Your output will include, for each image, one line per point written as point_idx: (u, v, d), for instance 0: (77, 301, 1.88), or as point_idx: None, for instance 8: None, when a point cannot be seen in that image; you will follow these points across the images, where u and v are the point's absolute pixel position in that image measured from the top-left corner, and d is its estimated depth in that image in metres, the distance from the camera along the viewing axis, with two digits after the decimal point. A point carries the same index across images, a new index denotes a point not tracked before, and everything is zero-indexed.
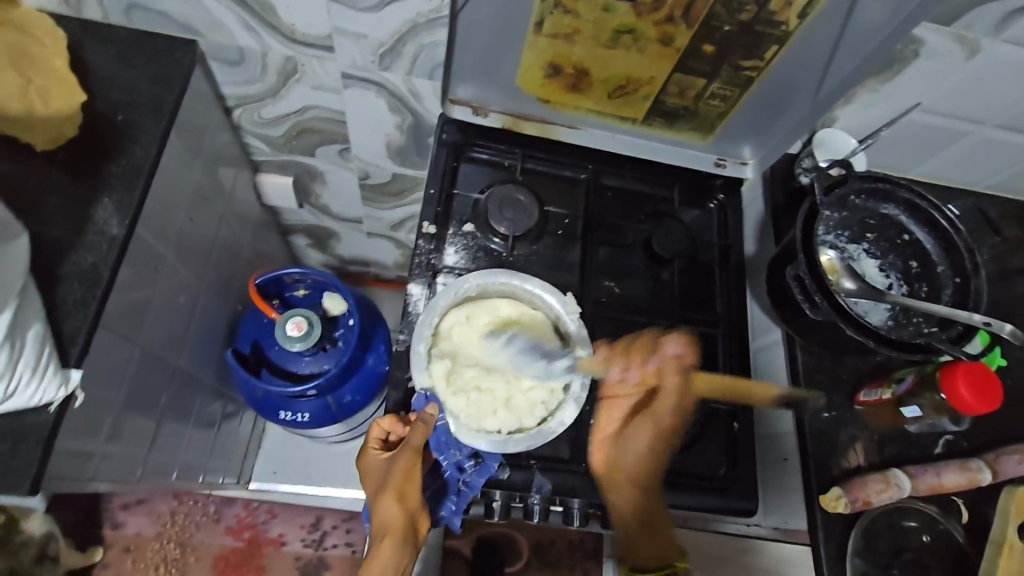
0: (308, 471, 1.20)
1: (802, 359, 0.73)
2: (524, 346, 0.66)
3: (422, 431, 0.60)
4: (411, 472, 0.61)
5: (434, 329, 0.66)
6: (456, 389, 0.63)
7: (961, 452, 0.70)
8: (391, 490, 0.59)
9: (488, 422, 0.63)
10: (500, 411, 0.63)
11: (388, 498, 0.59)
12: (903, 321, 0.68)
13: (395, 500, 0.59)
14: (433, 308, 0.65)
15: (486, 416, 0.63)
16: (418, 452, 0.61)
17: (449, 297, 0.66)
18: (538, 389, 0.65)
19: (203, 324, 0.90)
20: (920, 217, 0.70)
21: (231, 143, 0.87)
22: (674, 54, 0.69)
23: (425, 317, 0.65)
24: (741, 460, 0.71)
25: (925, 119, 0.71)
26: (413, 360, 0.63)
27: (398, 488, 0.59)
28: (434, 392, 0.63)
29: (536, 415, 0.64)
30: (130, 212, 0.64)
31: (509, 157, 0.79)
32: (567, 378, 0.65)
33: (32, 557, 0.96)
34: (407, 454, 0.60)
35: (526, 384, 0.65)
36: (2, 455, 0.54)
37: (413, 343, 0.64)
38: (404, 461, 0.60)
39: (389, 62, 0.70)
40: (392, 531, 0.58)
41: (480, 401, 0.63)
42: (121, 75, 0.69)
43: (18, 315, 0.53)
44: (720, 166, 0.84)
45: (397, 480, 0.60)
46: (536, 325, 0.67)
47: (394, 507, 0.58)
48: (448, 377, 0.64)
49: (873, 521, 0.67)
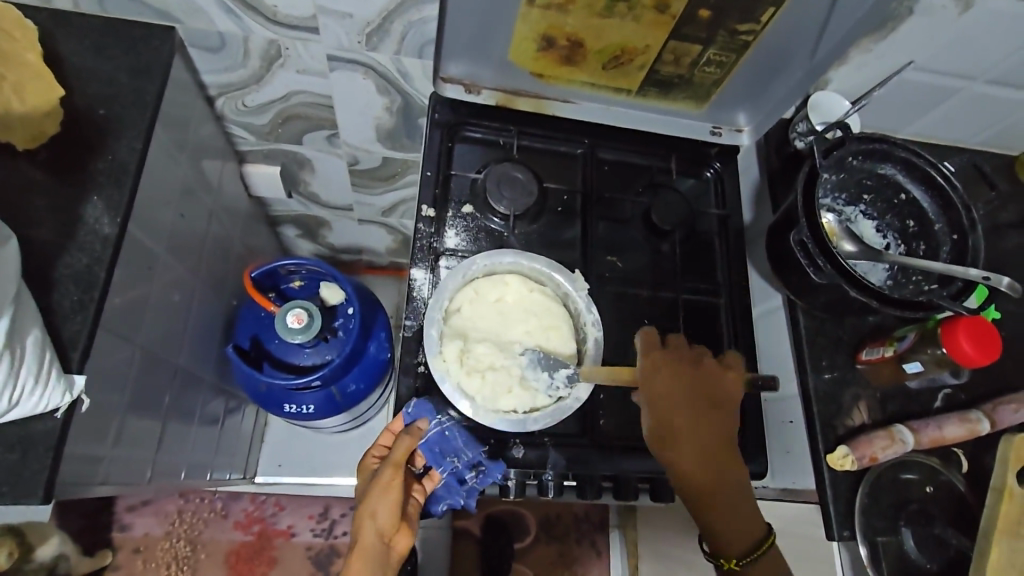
0: (313, 462, 1.19)
1: (804, 323, 0.74)
2: (537, 323, 0.67)
3: (407, 441, 0.59)
4: (390, 488, 0.57)
5: (445, 311, 0.66)
6: (471, 369, 0.63)
7: (960, 404, 0.72)
8: (366, 504, 0.56)
9: (503, 402, 0.63)
10: (515, 391, 0.63)
11: (361, 513, 0.56)
12: (903, 280, 0.68)
13: (368, 517, 0.56)
14: (443, 288, 0.65)
15: (502, 396, 0.63)
16: (399, 465, 0.58)
17: (457, 280, 0.66)
18: (517, 398, 0.63)
19: (200, 321, 0.88)
20: (917, 175, 0.70)
21: (215, 134, 0.84)
22: (670, 22, 0.67)
23: (436, 300, 0.65)
24: (748, 425, 0.73)
25: (922, 78, 0.71)
26: (427, 343, 0.63)
27: (372, 504, 0.56)
28: (448, 374, 0.62)
29: (551, 393, 0.64)
30: (120, 210, 0.62)
31: (504, 135, 0.78)
32: (548, 393, 0.64)
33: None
34: (387, 468, 0.57)
35: (506, 392, 0.63)
36: (12, 464, 0.53)
37: (425, 326, 0.64)
38: (386, 474, 0.57)
39: (376, 42, 0.68)
40: (361, 549, 0.54)
41: (497, 380, 0.63)
42: (98, 67, 0.67)
43: (16, 321, 0.51)
44: (717, 134, 0.84)
45: (374, 494, 0.57)
46: (548, 302, 0.68)
47: (365, 524, 0.55)
48: (461, 356, 0.63)
49: (879, 476, 0.68)
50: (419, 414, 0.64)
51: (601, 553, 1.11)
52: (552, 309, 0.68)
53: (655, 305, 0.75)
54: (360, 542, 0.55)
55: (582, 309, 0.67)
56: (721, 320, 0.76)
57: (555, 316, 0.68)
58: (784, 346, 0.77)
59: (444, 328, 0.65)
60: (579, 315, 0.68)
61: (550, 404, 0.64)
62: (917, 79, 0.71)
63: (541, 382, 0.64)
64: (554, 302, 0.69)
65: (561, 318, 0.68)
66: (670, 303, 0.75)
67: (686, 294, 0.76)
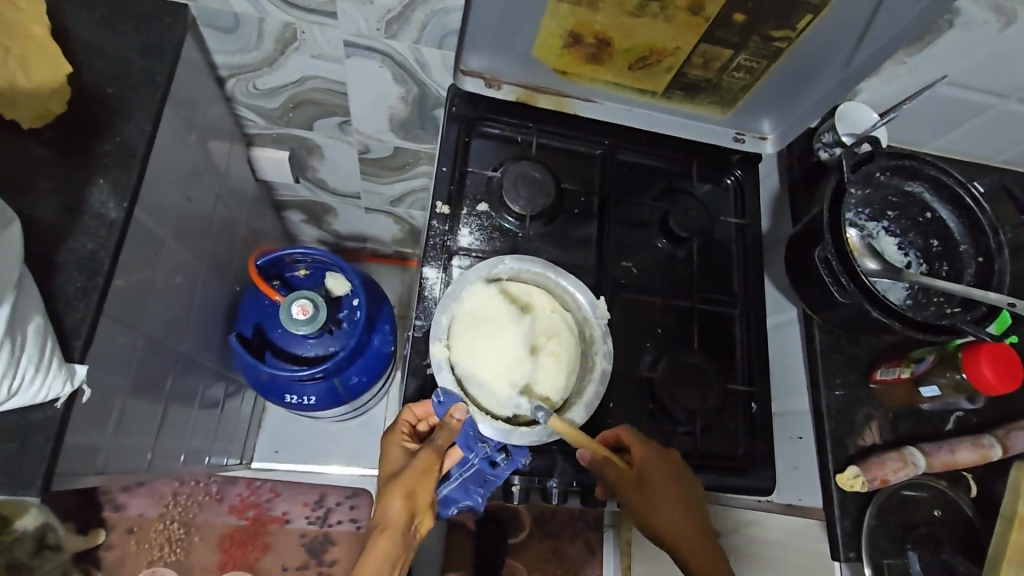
0: (308, 449, 1.22)
1: (819, 338, 0.73)
2: (544, 343, 0.64)
3: (448, 432, 0.59)
4: (428, 473, 0.60)
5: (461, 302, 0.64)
6: (468, 366, 0.62)
7: (972, 427, 0.71)
8: (402, 484, 0.59)
9: (490, 405, 0.62)
10: (503, 399, 0.62)
11: (396, 492, 0.59)
12: (923, 300, 0.67)
13: (403, 496, 0.59)
14: (469, 277, 0.64)
15: (490, 399, 0.62)
16: (439, 454, 0.60)
17: (482, 274, 0.65)
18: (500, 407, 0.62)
19: (203, 306, 0.86)
20: (944, 195, 0.68)
21: (224, 115, 0.82)
22: (702, 24, 0.65)
23: (455, 289, 0.64)
24: (759, 441, 0.71)
25: (955, 94, 0.69)
26: (434, 328, 0.62)
27: (408, 484, 0.59)
28: (445, 363, 0.62)
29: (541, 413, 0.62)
30: (127, 194, 0.60)
31: (522, 132, 0.76)
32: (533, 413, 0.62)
33: (29, 552, 0.94)
34: (429, 454, 0.60)
35: (491, 397, 0.62)
36: (10, 454, 0.51)
37: (437, 311, 0.63)
38: (424, 461, 0.60)
39: (396, 30, 0.65)
40: (393, 526, 0.58)
41: (491, 377, 0.62)
42: (107, 44, 0.64)
43: (17, 308, 0.50)
44: (740, 141, 0.82)
45: (411, 476, 0.60)
46: (565, 327, 0.66)
47: (399, 503, 0.59)
48: (463, 351, 0.63)
49: (887, 497, 0.68)
50: (451, 403, 0.59)
51: (594, 552, 1.09)
52: (570, 335, 0.66)
53: (669, 313, 0.74)
54: (391, 518, 0.58)
55: (598, 336, 0.66)
56: (735, 332, 0.75)
57: (567, 342, 0.65)
58: (797, 360, 0.76)
59: (457, 318, 0.64)
60: (593, 343, 0.66)
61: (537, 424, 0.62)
62: (950, 95, 0.70)
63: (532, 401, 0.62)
64: (574, 329, 0.66)
65: (575, 341, 0.66)
66: (684, 312, 0.74)
67: (701, 303, 0.75)
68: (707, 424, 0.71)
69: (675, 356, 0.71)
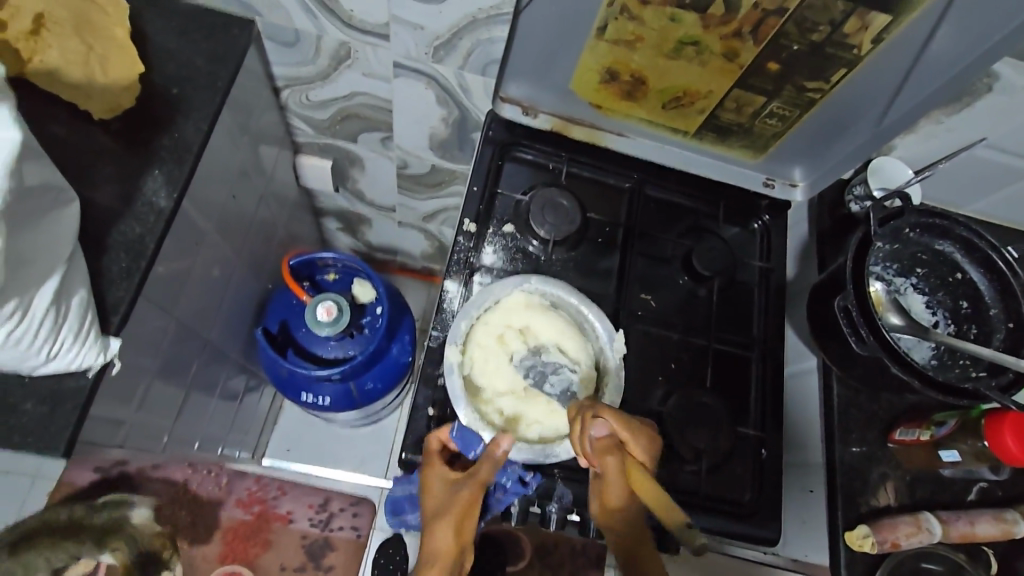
0: (321, 453, 1.25)
1: (838, 390, 0.71)
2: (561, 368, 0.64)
3: (491, 466, 0.59)
4: (473, 506, 0.60)
5: (483, 311, 0.66)
6: (479, 374, 0.64)
7: (995, 501, 0.68)
8: (449, 519, 0.59)
9: (492, 415, 0.63)
10: (507, 412, 0.63)
11: (446, 527, 0.59)
12: (948, 362, 0.65)
13: (453, 530, 0.59)
14: (493, 290, 0.66)
15: (493, 409, 0.63)
16: (481, 487, 0.60)
17: (509, 288, 0.67)
18: (501, 417, 0.63)
19: (236, 299, 0.90)
20: (976, 257, 0.67)
21: (277, 122, 0.87)
22: (736, 71, 0.67)
23: (479, 297, 0.66)
24: (766, 488, 0.69)
25: (990, 157, 0.69)
26: (451, 332, 0.64)
27: (456, 520, 0.59)
28: (459, 367, 0.63)
29: (542, 433, 0.63)
30: (179, 186, 0.64)
31: (554, 160, 0.78)
32: (534, 433, 0.63)
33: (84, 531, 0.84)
34: (475, 490, 0.59)
35: (496, 406, 0.63)
36: (41, 416, 0.55)
37: (457, 317, 0.65)
38: (469, 494, 0.59)
39: (443, 55, 0.70)
40: (444, 558, 0.58)
41: (499, 389, 0.64)
42: (178, 49, 0.70)
43: (64, 281, 0.54)
44: (769, 186, 0.82)
45: (458, 510, 0.59)
46: (577, 349, 0.65)
47: (448, 537, 0.58)
48: (477, 358, 0.64)
49: (900, 563, 0.66)
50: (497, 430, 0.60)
51: None
52: (584, 357, 0.65)
53: (685, 350, 0.73)
54: (442, 551, 0.58)
55: (612, 368, 0.66)
56: (752, 376, 0.74)
57: (575, 363, 0.65)
58: (813, 409, 0.74)
59: (474, 325, 0.65)
60: (605, 372, 0.66)
61: (535, 443, 0.63)
62: (985, 157, 0.69)
63: (536, 420, 0.63)
64: (588, 353, 0.66)
65: (589, 371, 0.65)
66: (700, 351, 0.74)
67: (717, 343, 0.74)
68: (717, 464, 0.69)
69: (686, 394, 0.70)
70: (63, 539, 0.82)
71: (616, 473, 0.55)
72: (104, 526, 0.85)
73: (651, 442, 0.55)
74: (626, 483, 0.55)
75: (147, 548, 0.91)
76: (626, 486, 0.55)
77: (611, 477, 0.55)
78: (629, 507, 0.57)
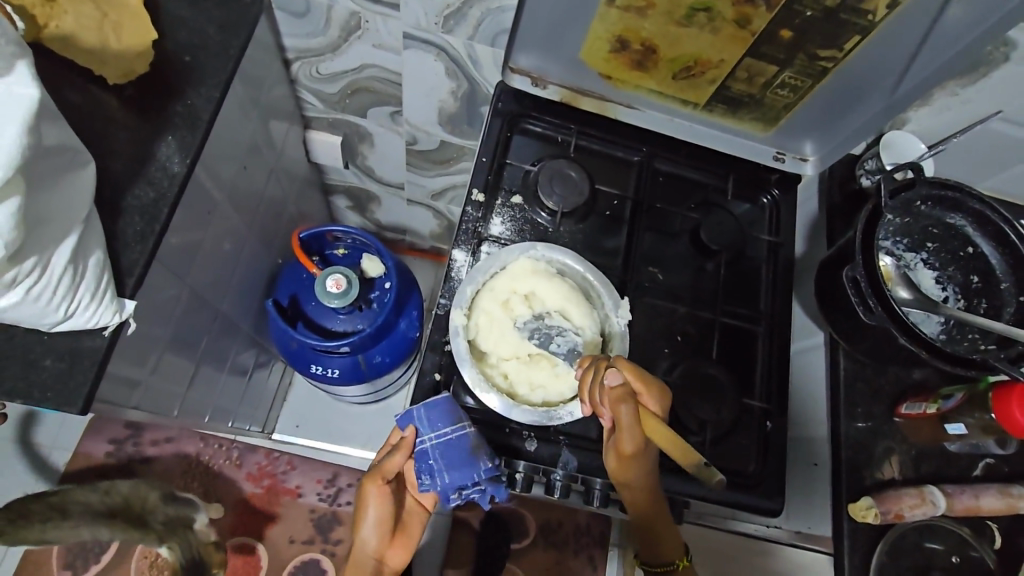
0: (328, 427, 1.23)
1: (844, 364, 0.71)
2: (563, 331, 0.65)
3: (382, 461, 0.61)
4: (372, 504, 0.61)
5: (490, 276, 0.67)
6: (484, 337, 0.65)
7: (1001, 477, 0.68)
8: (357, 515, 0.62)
9: (496, 378, 0.65)
10: (511, 375, 0.65)
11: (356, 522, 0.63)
12: (957, 336, 0.65)
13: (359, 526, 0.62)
14: (501, 257, 0.67)
15: (497, 372, 0.65)
16: (377, 484, 0.61)
17: (514, 254, 0.67)
18: (504, 380, 0.65)
19: (247, 272, 0.92)
20: (988, 229, 0.66)
21: (287, 96, 0.88)
22: (748, 38, 0.67)
23: (487, 262, 0.66)
24: (771, 460, 0.69)
25: (1004, 130, 0.69)
26: (458, 297, 0.65)
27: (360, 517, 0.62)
28: (465, 331, 0.65)
29: (546, 397, 0.64)
30: (192, 152, 0.65)
31: (564, 133, 0.78)
32: (536, 396, 0.64)
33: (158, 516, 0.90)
34: (368, 481, 0.61)
35: (500, 369, 0.65)
36: (59, 372, 0.56)
37: (462, 282, 0.66)
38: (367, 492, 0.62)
39: (452, 25, 0.69)
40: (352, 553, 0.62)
41: (503, 353, 0.65)
42: (188, 17, 0.70)
43: (81, 241, 0.55)
44: (780, 160, 0.82)
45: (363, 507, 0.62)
46: (582, 314, 0.66)
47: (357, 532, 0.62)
48: (482, 322, 0.65)
49: (902, 535, 0.66)
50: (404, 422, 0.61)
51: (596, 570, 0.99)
52: (589, 322, 0.66)
53: (691, 322, 0.73)
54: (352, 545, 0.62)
55: (617, 334, 0.66)
56: (759, 349, 0.74)
57: (582, 328, 0.66)
58: (819, 384, 0.74)
59: (480, 291, 0.66)
60: (611, 339, 0.67)
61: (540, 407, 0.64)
62: (999, 131, 0.69)
63: (540, 384, 0.64)
64: (593, 319, 0.66)
65: (594, 336, 0.66)
66: (707, 325, 0.74)
67: (725, 316, 0.74)
68: (721, 435, 0.70)
69: (692, 364, 0.70)
70: (134, 523, 0.88)
71: (629, 422, 0.55)
72: (167, 522, 0.91)
73: (662, 393, 0.57)
74: (641, 432, 0.55)
75: (202, 555, 0.93)
76: (642, 434, 0.55)
77: (627, 425, 0.55)
78: (645, 459, 0.58)
